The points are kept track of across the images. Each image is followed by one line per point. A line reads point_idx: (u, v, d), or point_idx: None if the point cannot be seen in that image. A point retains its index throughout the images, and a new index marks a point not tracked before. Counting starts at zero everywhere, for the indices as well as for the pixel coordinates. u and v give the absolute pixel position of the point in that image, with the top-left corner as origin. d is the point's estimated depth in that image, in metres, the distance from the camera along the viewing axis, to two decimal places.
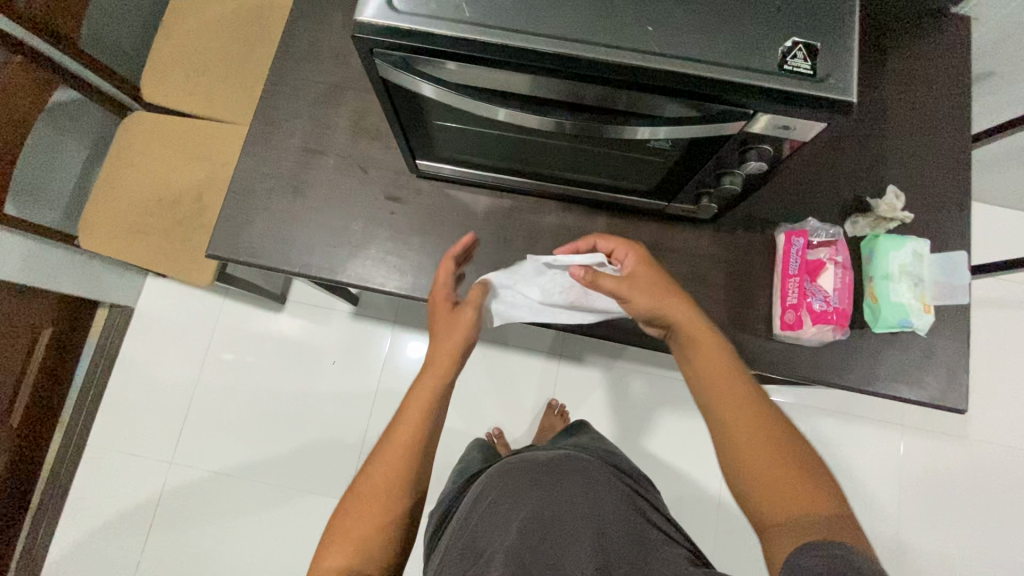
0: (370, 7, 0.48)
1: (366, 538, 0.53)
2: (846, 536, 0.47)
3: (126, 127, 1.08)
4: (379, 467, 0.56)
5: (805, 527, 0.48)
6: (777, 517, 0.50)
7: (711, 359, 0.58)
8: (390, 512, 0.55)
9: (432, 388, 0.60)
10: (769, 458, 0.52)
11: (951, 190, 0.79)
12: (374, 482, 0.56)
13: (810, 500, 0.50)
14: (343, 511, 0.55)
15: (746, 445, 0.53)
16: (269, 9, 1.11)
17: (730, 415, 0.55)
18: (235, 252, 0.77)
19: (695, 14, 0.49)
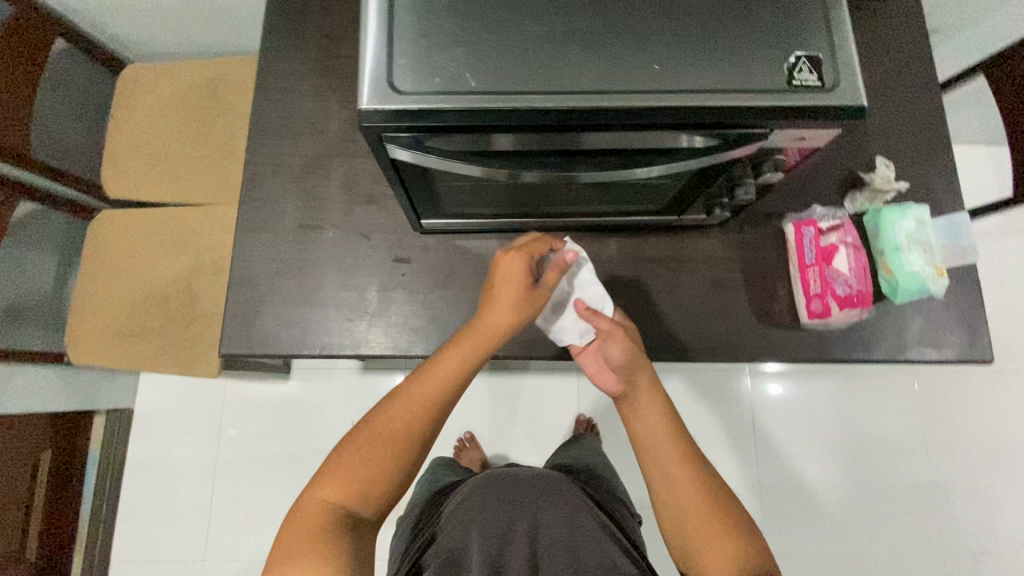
0: (372, 93, 0.47)
1: (367, 481, 0.51)
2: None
3: (95, 228, 1.03)
4: (400, 411, 0.54)
5: None
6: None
7: (657, 433, 0.57)
8: (398, 465, 0.52)
9: (472, 357, 0.56)
10: (710, 539, 0.53)
11: (937, 150, 0.81)
12: (388, 429, 0.53)
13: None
14: (347, 447, 0.53)
15: (693, 529, 0.54)
16: (222, 78, 1.06)
17: (676, 496, 0.55)
18: (250, 347, 0.74)
19: (700, 41, 0.49)
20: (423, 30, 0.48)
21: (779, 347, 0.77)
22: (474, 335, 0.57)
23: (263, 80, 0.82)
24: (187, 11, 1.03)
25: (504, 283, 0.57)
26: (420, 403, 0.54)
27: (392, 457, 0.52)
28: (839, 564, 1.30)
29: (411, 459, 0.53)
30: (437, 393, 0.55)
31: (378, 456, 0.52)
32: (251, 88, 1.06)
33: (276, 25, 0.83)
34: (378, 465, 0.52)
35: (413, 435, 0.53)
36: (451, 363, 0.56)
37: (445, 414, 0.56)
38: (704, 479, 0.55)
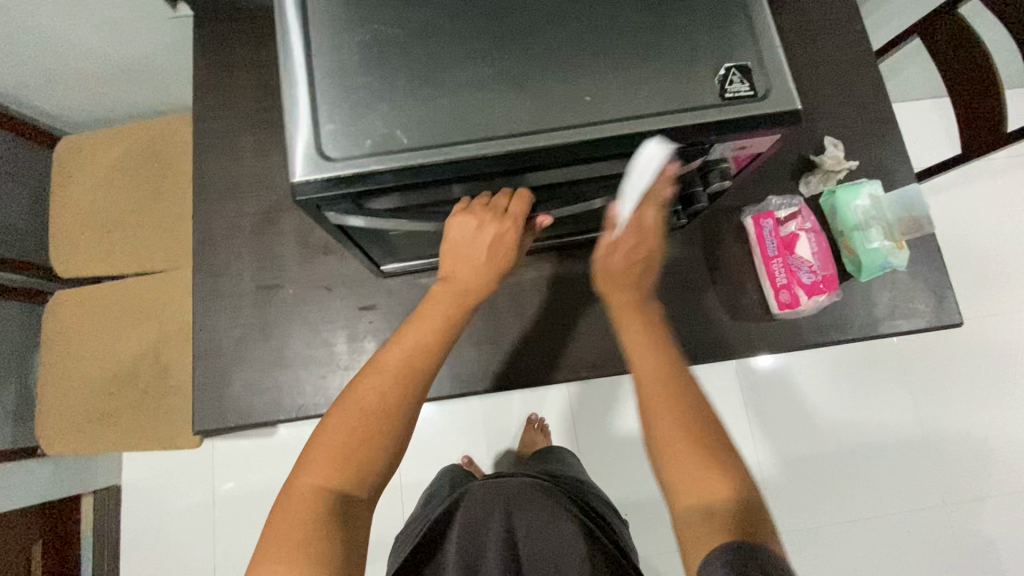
0: (302, 166, 0.45)
1: (354, 459, 0.49)
2: (758, 531, 0.47)
3: (51, 312, 1.00)
4: (374, 380, 0.52)
5: (719, 531, 0.47)
6: (698, 521, 0.48)
7: (652, 363, 0.56)
8: (383, 435, 0.50)
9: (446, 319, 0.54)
10: (699, 473, 0.50)
11: (881, 123, 0.82)
12: (368, 400, 0.51)
13: (732, 499, 0.49)
14: (328, 426, 0.50)
15: (681, 457, 0.51)
16: (162, 138, 1.03)
17: (665, 425, 0.53)
18: (225, 419, 0.72)
19: (628, 65, 0.48)
20: (346, 93, 0.47)
21: (755, 340, 0.76)
22: (441, 294, 0.55)
23: (201, 144, 0.80)
24: (116, 76, 1.01)
25: (473, 246, 0.53)
26: (397, 368, 0.52)
27: (377, 429, 0.50)
28: (847, 530, 1.32)
29: (397, 428, 0.51)
30: (414, 357, 0.53)
31: (363, 427, 0.50)
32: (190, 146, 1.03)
33: (208, 85, 0.81)
34: (365, 438, 0.50)
35: (395, 401, 0.51)
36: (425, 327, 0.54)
37: (423, 381, 0.53)
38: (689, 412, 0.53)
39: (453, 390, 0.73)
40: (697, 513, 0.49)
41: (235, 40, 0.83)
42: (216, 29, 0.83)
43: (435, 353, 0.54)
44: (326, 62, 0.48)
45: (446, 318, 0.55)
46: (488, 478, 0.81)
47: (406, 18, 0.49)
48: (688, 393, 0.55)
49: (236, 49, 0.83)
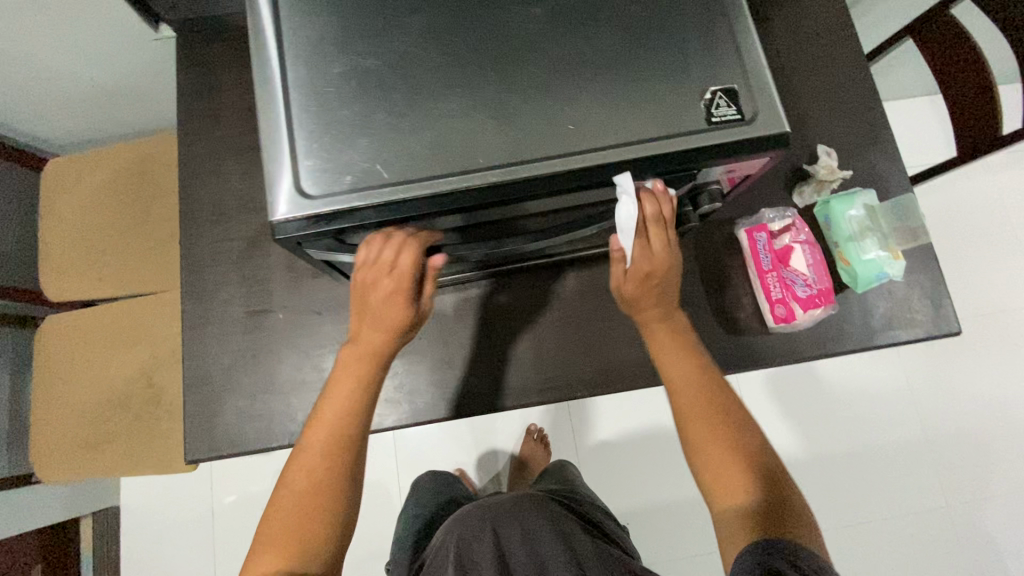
0: (281, 203, 0.45)
1: (296, 540, 0.54)
2: (785, 523, 0.52)
3: (41, 336, 0.99)
4: (299, 465, 0.56)
5: (753, 519, 0.53)
6: (733, 518, 0.54)
7: (683, 372, 0.60)
8: (320, 511, 0.55)
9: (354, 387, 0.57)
10: (732, 474, 0.56)
11: (874, 129, 0.81)
12: (298, 483, 0.55)
13: (761, 498, 0.54)
14: (269, 514, 0.55)
15: (714, 460, 0.57)
16: (149, 158, 1.03)
17: (699, 431, 0.58)
18: (217, 448, 0.71)
19: (613, 91, 0.47)
20: (325, 126, 0.46)
21: (753, 354, 0.76)
22: (351, 360, 0.57)
23: (186, 168, 0.79)
24: (102, 98, 1.00)
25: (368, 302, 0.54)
26: (320, 447, 0.56)
27: (311, 508, 0.55)
28: (850, 534, 1.32)
29: (331, 501, 0.55)
30: (334, 432, 0.56)
31: (298, 511, 0.55)
32: (173, 167, 1.02)
33: (192, 108, 0.81)
34: (302, 520, 0.54)
35: (324, 478, 0.56)
36: (341, 399, 0.57)
37: (351, 447, 0.57)
38: (718, 412, 0.58)
39: (447, 413, 0.73)
40: (733, 511, 0.54)
41: (219, 61, 0.82)
42: (199, 50, 0.82)
43: (355, 418, 0.57)
44: (303, 95, 0.47)
45: (361, 382, 0.57)
46: (485, 504, 0.83)
47: (384, 47, 0.48)
48: (720, 400, 0.59)
49: (218, 70, 0.82)
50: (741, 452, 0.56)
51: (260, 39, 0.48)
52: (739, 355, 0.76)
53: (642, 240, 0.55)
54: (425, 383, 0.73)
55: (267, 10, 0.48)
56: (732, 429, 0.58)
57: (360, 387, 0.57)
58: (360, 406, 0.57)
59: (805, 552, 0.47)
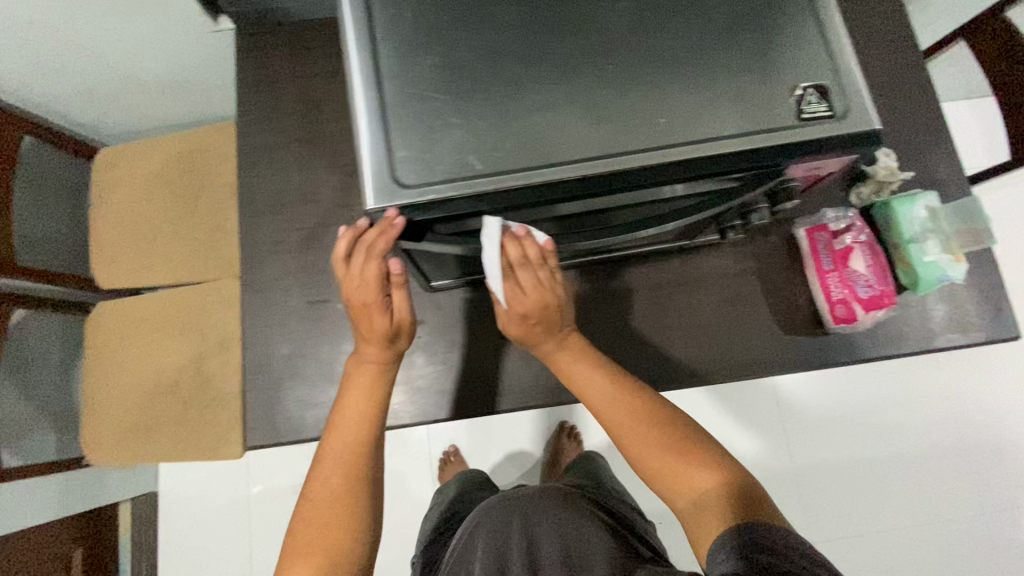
0: (376, 193, 0.45)
1: (331, 548, 0.56)
2: (740, 504, 0.54)
3: (94, 323, 1.01)
4: (317, 483, 0.59)
5: (711, 510, 0.54)
6: (694, 514, 0.56)
7: (602, 390, 0.61)
8: (347, 519, 0.58)
9: (365, 399, 0.62)
10: (683, 471, 0.57)
11: (935, 130, 0.80)
12: (318, 494, 0.59)
13: (713, 486, 0.56)
14: (294, 528, 0.57)
15: (660, 464, 0.59)
16: (199, 149, 1.04)
17: (637, 440, 0.59)
18: (277, 435, 0.72)
19: (703, 84, 0.47)
20: (418, 116, 0.47)
21: (808, 353, 0.76)
22: (355, 372, 0.63)
23: (246, 159, 0.80)
24: (155, 90, 1.01)
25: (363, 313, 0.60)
26: (334, 461, 0.60)
27: (336, 520, 0.57)
28: (886, 541, 1.30)
29: (358, 507, 0.58)
30: (345, 441, 0.60)
31: (319, 520, 0.57)
32: (230, 154, 1.03)
33: (251, 99, 0.81)
34: (327, 527, 0.57)
35: (341, 485, 0.59)
36: (350, 408, 0.62)
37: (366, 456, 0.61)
38: (646, 418, 0.60)
39: (504, 405, 0.74)
40: (692, 512, 0.56)
41: (277, 53, 0.83)
42: (258, 43, 0.83)
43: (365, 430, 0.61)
44: (395, 87, 0.47)
45: (370, 394, 0.62)
46: (508, 494, 0.81)
47: (474, 40, 0.48)
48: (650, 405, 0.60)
49: (278, 63, 0.82)
50: (684, 448, 0.58)
51: (352, 30, 0.49)
52: (795, 354, 0.76)
53: (512, 282, 0.57)
54: (484, 374, 0.74)
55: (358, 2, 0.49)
56: (667, 428, 0.60)
57: (368, 394, 0.62)
58: (369, 414, 0.61)
59: (762, 533, 0.49)
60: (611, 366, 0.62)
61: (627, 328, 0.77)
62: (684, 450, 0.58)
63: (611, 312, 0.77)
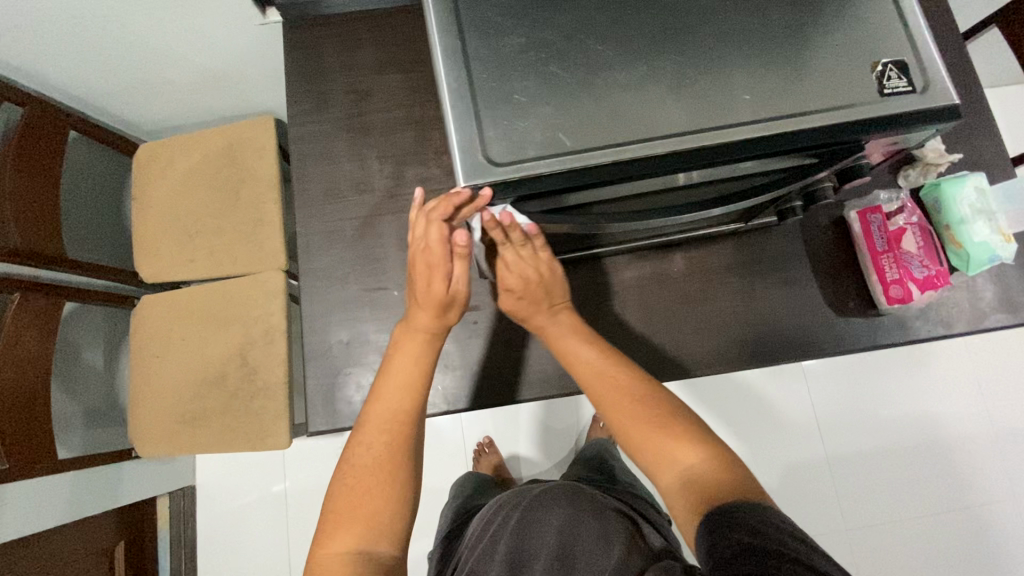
0: (469, 171, 0.46)
1: (369, 519, 0.56)
2: (728, 479, 0.53)
3: (140, 317, 1.02)
4: (356, 451, 0.59)
5: (698, 485, 0.53)
6: (677, 490, 0.54)
7: (588, 363, 0.62)
8: (387, 489, 0.57)
9: (411, 370, 0.62)
10: (670, 447, 0.56)
11: (984, 112, 0.80)
12: (360, 462, 0.58)
13: (701, 461, 0.55)
14: (335, 494, 0.58)
15: (645, 440, 0.57)
16: (240, 143, 1.05)
17: (623, 416, 0.59)
18: (338, 420, 0.73)
19: (785, 61, 0.48)
20: (506, 96, 0.48)
21: (861, 334, 0.76)
22: (406, 339, 0.63)
23: (298, 149, 0.81)
24: (197, 85, 1.02)
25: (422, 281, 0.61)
26: (374, 430, 0.60)
27: (374, 490, 0.57)
28: (917, 527, 1.31)
29: (399, 479, 0.58)
30: (392, 410, 0.60)
31: (361, 489, 0.57)
32: (273, 148, 1.04)
33: (302, 91, 0.82)
34: (367, 494, 0.57)
35: (386, 455, 0.59)
36: (397, 375, 0.62)
37: (412, 425, 0.61)
38: (632, 393, 0.59)
39: (562, 388, 0.75)
40: (677, 484, 0.55)
41: (327, 45, 0.83)
42: (308, 35, 0.83)
43: (411, 399, 0.61)
44: (482, 67, 0.48)
45: (417, 363, 0.62)
46: (511, 493, 0.74)
47: (558, 21, 0.49)
48: (636, 382, 0.60)
49: (328, 55, 0.83)
50: (671, 424, 0.58)
51: (437, 14, 0.50)
52: (848, 334, 0.76)
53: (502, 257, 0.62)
54: (541, 360, 0.75)
55: None
56: (655, 402, 0.59)
57: (415, 363, 0.62)
58: (416, 384, 0.61)
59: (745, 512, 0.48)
60: (598, 340, 0.63)
61: (681, 312, 0.77)
62: (670, 427, 0.57)
63: (665, 297, 0.77)
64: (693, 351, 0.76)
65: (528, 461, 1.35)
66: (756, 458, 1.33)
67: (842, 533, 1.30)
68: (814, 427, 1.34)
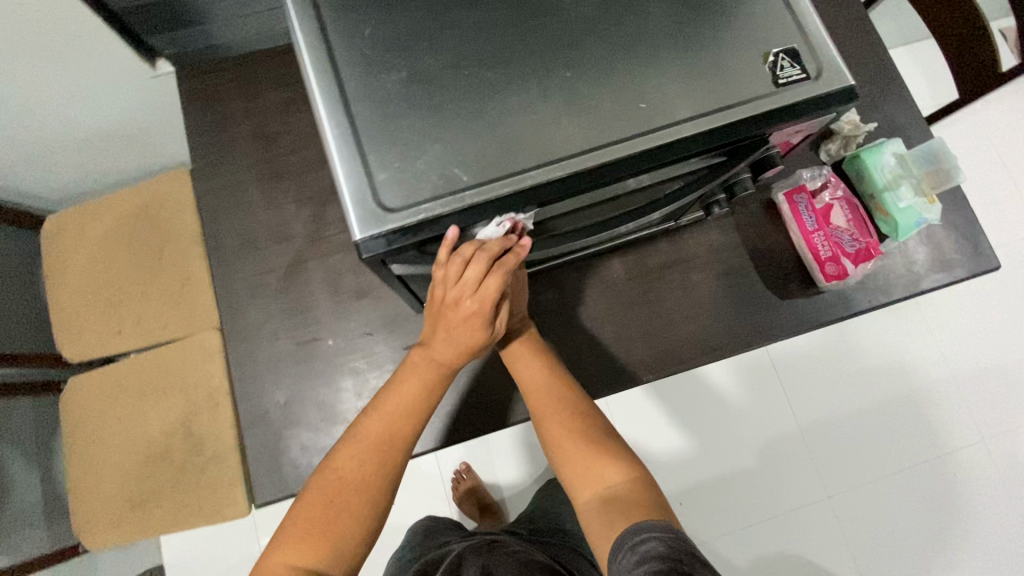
0: (365, 222, 0.43)
1: (331, 539, 0.56)
2: (642, 506, 0.55)
3: (68, 404, 0.96)
4: (342, 461, 0.58)
5: (608, 504, 0.56)
6: (593, 506, 0.57)
7: (529, 371, 0.63)
8: (362, 508, 0.57)
9: (416, 394, 0.59)
10: (594, 466, 0.59)
11: (895, 77, 0.81)
12: (341, 474, 0.57)
13: (622, 484, 0.57)
14: (307, 498, 0.57)
15: (570, 451, 0.60)
16: (154, 201, 0.99)
17: (547, 420, 0.61)
18: (285, 486, 0.69)
19: (674, 64, 0.47)
20: (394, 137, 0.45)
21: (805, 315, 0.76)
22: (421, 363, 0.59)
23: (207, 206, 0.76)
24: (96, 147, 0.96)
25: (470, 327, 0.53)
26: (368, 445, 0.58)
27: (347, 507, 0.57)
28: (895, 483, 1.33)
29: (374, 504, 0.58)
30: (389, 431, 0.59)
31: (338, 504, 0.57)
32: (190, 199, 0.98)
33: (204, 142, 0.78)
34: (339, 512, 0.57)
35: (370, 476, 0.58)
36: (401, 397, 0.59)
37: (403, 451, 0.59)
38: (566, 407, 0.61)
39: (515, 415, 0.73)
40: (596, 502, 0.57)
41: (224, 90, 0.79)
42: (203, 83, 0.79)
43: (410, 422, 0.59)
44: (365, 108, 0.45)
45: (425, 386, 0.59)
46: (438, 552, 0.78)
47: (440, 48, 0.46)
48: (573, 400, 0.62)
49: (226, 101, 0.79)
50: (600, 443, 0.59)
51: (309, 55, 0.46)
52: (792, 316, 0.76)
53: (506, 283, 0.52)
54: (491, 389, 0.73)
55: (311, 25, 0.47)
56: (584, 417, 0.61)
57: (425, 389, 0.59)
58: (420, 406, 0.59)
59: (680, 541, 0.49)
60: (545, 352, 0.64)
61: (625, 318, 0.76)
62: (599, 448, 0.59)
63: (608, 305, 0.76)
64: (644, 355, 0.75)
65: (508, 479, 1.33)
66: (732, 441, 1.34)
67: (825, 500, 1.32)
68: (783, 401, 1.36)
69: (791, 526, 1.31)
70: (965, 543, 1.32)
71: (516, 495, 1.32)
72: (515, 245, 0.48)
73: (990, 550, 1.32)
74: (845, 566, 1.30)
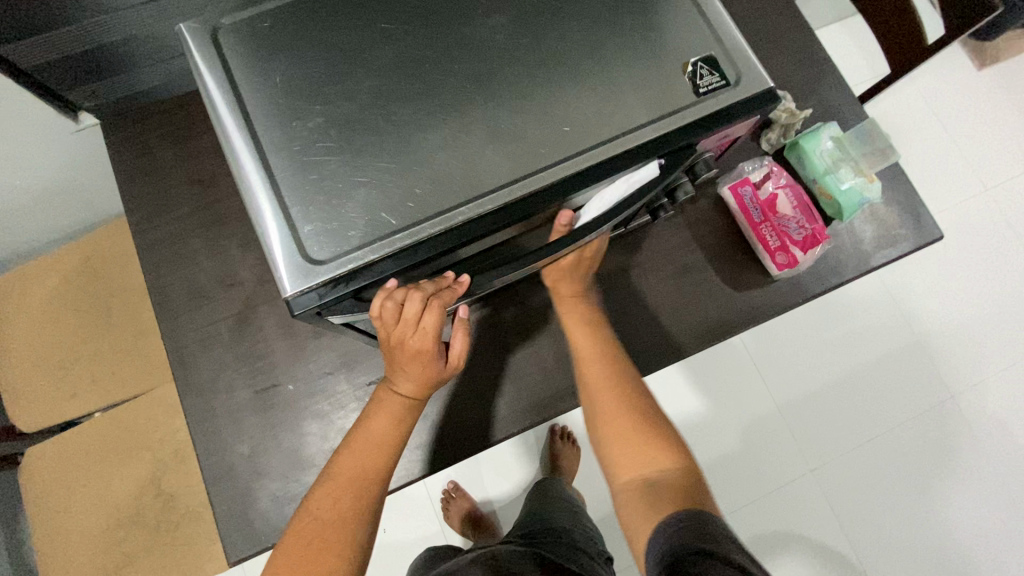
0: (292, 278, 0.42)
1: None
2: (691, 493, 0.56)
3: (24, 477, 0.91)
4: (318, 502, 0.56)
5: (654, 489, 0.57)
6: (636, 491, 0.58)
7: (587, 348, 0.65)
8: (344, 543, 0.56)
9: (384, 429, 0.58)
10: (647, 452, 0.60)
11: (826, 61, 0.82)
12: (319, 514, 0.56)
13: (672, 470, 0.58)
14: (288, 543, 0.55)
15: (619, 433, 0.62)
16: (96, 256, 0.95)
17: (603, 394, 0.63)
18: (258, 538, 0.67)
19: (594, 82, 0.46)
20: (316, 186, 0.44)
21: (763, 304, 0.77)
22: (385, 397, 0.58)
23: (146, 260, 0.74)
24: (30, 208, 0.93)
25: (424, 359, 0.53)
26: (342, 484, 0.57)
27: (328, 543, 0.55)
28: (875, 450, 1.36)
29: (353, 538, 0.56)
30: (360, 467, 0.57)
31: (318, 544, 0.55)
32: (132, 252, 0.95)
33: (138, 194, 0.75)
34: (321, 551, 0.55)
35: (347, 512, 0.56)
36: (370, 434, 0.58)
37: (380, 483, 0.58)
38: (624, 386, 0.64)
39: (487, 440, 0.72)
40: (641, 488, 0.58)
41: (153, 139, 0.76)
42: (131, 134, 0.77)
43: (383, 456, 0.58)
44: (285, 159, 0.44)
45: (393, 419, 0.58)
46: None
47: (353, 91, 0.45)
48: (628, 382, 0.64)
49: (156, 151, 0.76)
50: (652, 428, 0.61)
51: (221, 109, 0.45)
52: (752, 306, 0.77)
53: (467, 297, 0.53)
54: (460, 417, 0.72)
55: (221, 80, 0.46)
56: (642, 398, 0.64)
57: (394, 422, 0.58)
58: (390, 440, 0.58)
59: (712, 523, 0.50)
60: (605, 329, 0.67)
61: None
62: (653, 432, 0.61)
63: None
64: None
65: (496, 491, 1.33)
66: (715, 428, 1.36)
67: (810, 474, 1.34)
68: (758, 383, 1.39)
69: (779, 503, 1.33)
70: (946, 499, 1.35)
71: (506, 506, 1.31)
72: (452, 282, 0.49)
73: (972, 505, 1.35)
74: (836, 537, 1.32)
